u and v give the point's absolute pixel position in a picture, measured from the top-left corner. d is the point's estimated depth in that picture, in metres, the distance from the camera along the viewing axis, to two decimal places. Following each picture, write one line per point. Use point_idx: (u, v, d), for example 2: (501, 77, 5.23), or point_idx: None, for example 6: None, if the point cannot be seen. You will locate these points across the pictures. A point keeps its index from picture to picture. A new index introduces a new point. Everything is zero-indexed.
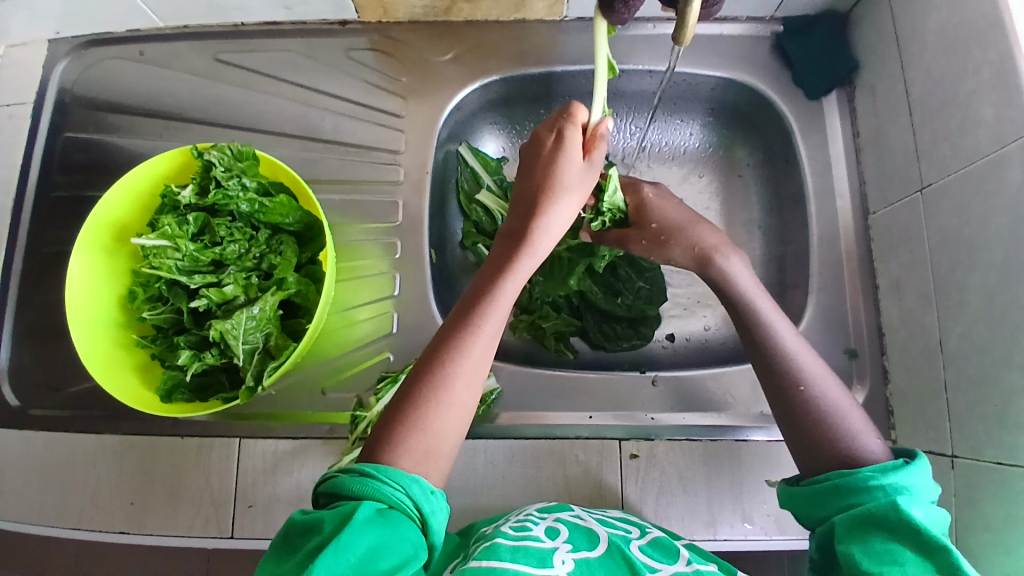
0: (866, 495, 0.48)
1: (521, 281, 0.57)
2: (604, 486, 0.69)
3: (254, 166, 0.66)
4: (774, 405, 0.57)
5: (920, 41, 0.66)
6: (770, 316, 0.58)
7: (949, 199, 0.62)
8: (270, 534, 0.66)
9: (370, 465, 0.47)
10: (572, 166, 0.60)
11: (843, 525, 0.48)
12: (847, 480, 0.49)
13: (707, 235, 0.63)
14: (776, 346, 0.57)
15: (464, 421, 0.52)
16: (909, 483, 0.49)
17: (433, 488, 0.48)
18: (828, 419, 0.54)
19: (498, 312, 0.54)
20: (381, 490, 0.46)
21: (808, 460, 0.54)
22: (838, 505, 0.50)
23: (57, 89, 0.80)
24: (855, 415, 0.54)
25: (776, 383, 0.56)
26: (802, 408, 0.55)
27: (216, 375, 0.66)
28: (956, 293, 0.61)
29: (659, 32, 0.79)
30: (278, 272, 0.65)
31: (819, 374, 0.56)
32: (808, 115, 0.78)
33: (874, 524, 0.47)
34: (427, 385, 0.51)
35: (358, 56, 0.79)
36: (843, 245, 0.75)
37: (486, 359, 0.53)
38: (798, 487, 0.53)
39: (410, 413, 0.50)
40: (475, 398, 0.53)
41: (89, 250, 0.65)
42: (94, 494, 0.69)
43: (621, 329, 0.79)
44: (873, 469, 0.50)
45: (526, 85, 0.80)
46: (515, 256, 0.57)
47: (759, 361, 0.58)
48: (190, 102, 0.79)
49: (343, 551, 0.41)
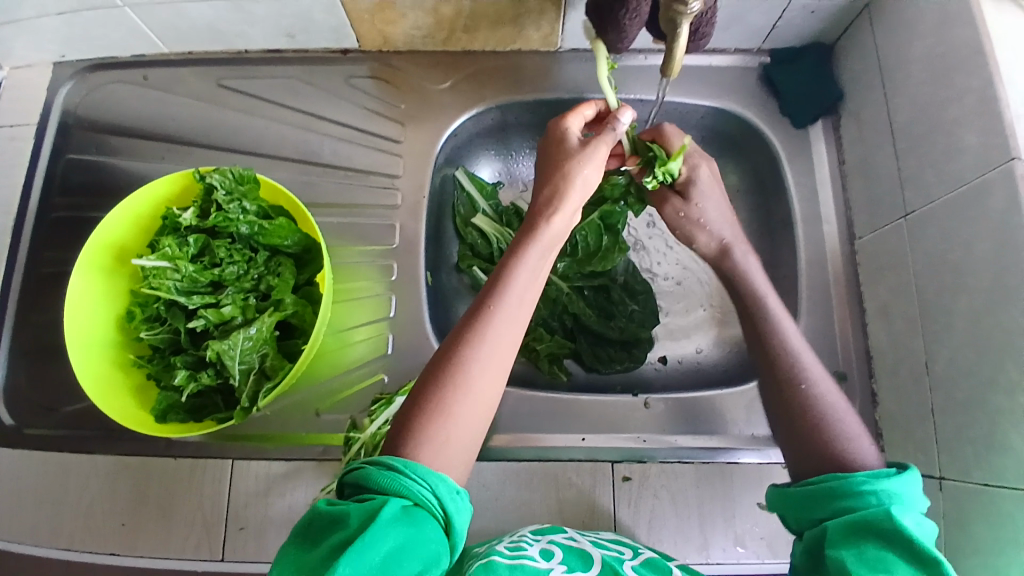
0: (860, 500, 0.49)
1: (538, 266, 0.56)
2: (597, 508, 0.69)
3: (255, 190, 0.67)
4: (774, 399, 0.60)
5: (903, 73, 0.69)
6: (778, 315, 0.62)
7: (934, 225, 0.64)
8: (261, 556, 0.66)
9: (398, 459, 0.46)
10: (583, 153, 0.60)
11: (836, 531, 0.49)
12: (842, 483, 0.51)
13: (736, 228, 0.69)
14: (783, 341, 0.61)
15: (488, 410, 0.52)
16: (901, 492, 0.49)
17: (459, 488, 0.47)
18: (823, 422, 0.56)
19: (516, 296, 0.54)
20: (408, 486, 0.45)
21: (802, 461, 0.56)
22: (831, 508, 0.51)
23: (61, 112, 0.82)
24: (852, 419, 0.56)
25: (779, 380, 0.59)
26: (801, 407, 0.57)
27: (212, 395, 0.66)
28: (943, 316, 0.62)
29: (650, 63, 0.81)
30: (276, 293, 0.66)
31: (820, 375, 0.59)
32: (795, 143, 0.80)
33: (866, 532, 0.48)
34: (446, 372, 0.50)
35: (359, 83, 0.81)
36: (831, 269, 0.76)
37: (509, 346, 0.53)
38: (791, 489, 0.54)
39: (429, 402, 0.49)
40: (499, 384, 0.52)
41: (88, 270, 0.66)
42: (85, 514, 0.69)
43: (614, 351, 0.80)
44: (866, 475, 0.51)
45: (521, 112, 0.82)
46: (524, 243, 0.56)
47: (763, 360, 0.61)
48: (192, 126, 0.81)
49: (367, 549, 0.41)
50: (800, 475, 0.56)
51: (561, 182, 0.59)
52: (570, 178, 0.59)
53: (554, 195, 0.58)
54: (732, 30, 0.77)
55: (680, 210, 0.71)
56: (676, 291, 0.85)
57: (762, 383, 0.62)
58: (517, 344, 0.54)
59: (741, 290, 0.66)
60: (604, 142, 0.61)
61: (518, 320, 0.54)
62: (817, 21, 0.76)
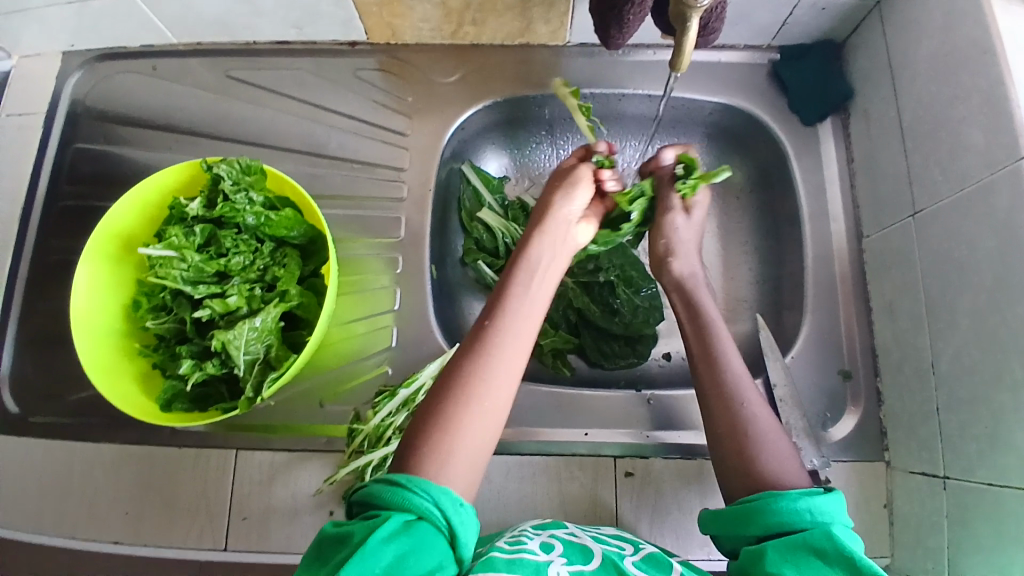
0: (793, 517, 0.49)
1: (534, 284, 0.59)
2: (599, 502, 0.69)
3: (261, 180, 0.67)
4: (715, 422, 0.59)
5: (912, 70, 0.68)
6: (726, 340, 0.63)
7: (939, 224, 0.64)
8: (264, 545, 0.67)
9: (400, 475, 0.48)
10: (565, 188, 0.66)
11: (776, 550, 0.48)
12: (773, 501, 0.51)
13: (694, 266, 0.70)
14: (725, 367, 0.61)
15: (496, 422, 0.52)
16: (831, 508, 0.50)
17: (463, 500, 0.47)
18: (755, 443, 0.57)
19: (513, 312, 0.56)
20: (411, 500, 0.46)
21: (725, 480, 0.57)
22: (761, 526, 0.50)
23: (69, 101, 0.82)
24: (782, 444, 0.57)
25: (719, 401, 0.60)
26: (735, 428, 0.58)
27: (217, 385, 0.66)
28: (947, 316, 0.62)
29: (658, 58, 0.81)
30: (281, 284, 0.65)
31: (757, 399, 0.60)
32: (804, 140, 0.80)
33: (808, 550, 0.47)
34: (454, 386, 0.52)
35: (365, 76, 0.81)
36: (838, 268, 0.76)
37: (514, 360, 0.54)
38: (725, 509, 0.54)
39: (436, 415, 0.51)
40: (505, 397, 0.52)
41: (96, 258, 0.66)
42: (90, 500, 0.69)
43: (618, 347, 0.80)
44: (798, 492, 0.51)
45: (528, 107, 0.82)
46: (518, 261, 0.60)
47: (706, 378, 0.62)
48: (199, 117, 0.81)
49: (368, 562, 0.42)
50: (730, 498, 0.56)
51: (545, 214, 0.64)
52: (556, 208, 0.64)
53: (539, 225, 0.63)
54: (739, 26, 0.77)
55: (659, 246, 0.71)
56: None
57: (703, 401, 0.61)
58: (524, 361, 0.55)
59: (695, 315, 0.66)
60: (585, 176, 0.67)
61: (519, 335, 0.55)
62: (827, 18, 0.75)
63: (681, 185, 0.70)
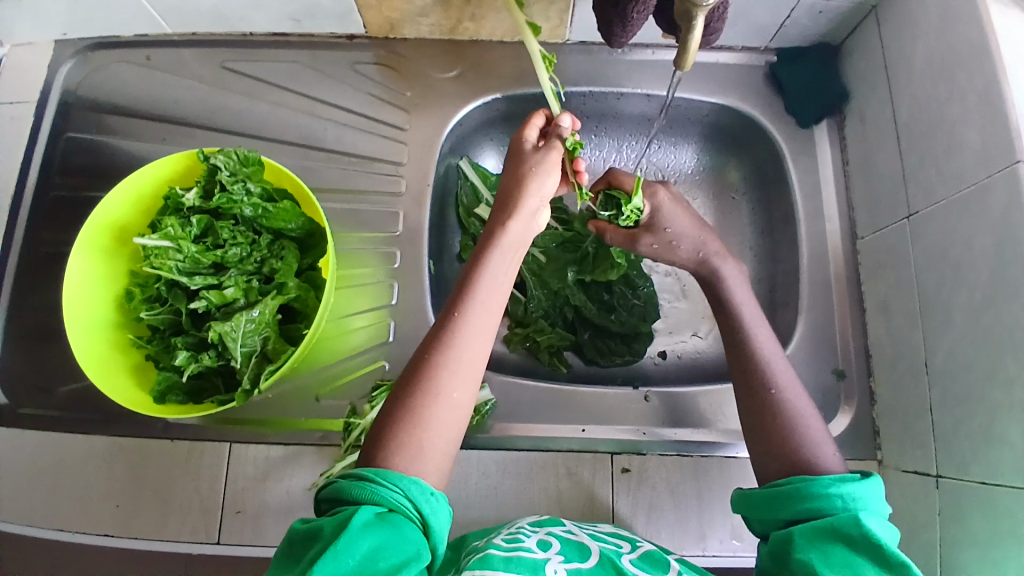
0: (825, 502, 0.51)
1: (503, 270, 0.57)
2: (596, 499, 0.69)
3: (259, 171, 0.66)
4: (745, 404, 0.60)
5: (908, 73, 0.69)
6: (750, 323, 0.63)
7: (934, 224, 0.65)
8: (259, 541, 0.66)
9: (368, 469, 0.48)
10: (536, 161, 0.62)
11: (803, 535, 0.50)
12: (806, 486, 0.52)
13: (709, 239, 0.68)
14: (753, 351, 0.61)
15: (462, 413, 0.52)
16: (865, 494, 0.51)
17: (433, 489, 0.48)
18: (791, 428, 0.57)
19: (481, 301, 0.55)
20: (381, 494, 0.46)
21: (765, 466, 0.57)
22: (791, 511, 0.52)
23: (62, 91, 0.81)
24: (817, 428, 0.58)
25: (752, 385, 0.60)
26: (772, 412, 0.58)
27: (211, 377, 0.65)
28: (942, 314, 0.63)
29: (657, 58, 0.82)
30: (279, 276, 0.65)
31: (790, 383, 0.60)
32: (800, 140, 0.81)
33: (834, 535, 0.49)
34: (418, 381, 0.51)
35: (364, 70, 0.81)
36: (833, 268, 0.77)
37: (479, 351, 0.54)
38: (756, 491, 0.55)
39: (402, 409, 0.50)
40: (471, 389, 0.53)
41: (88, 248, 0.65)
42: (80, 496, 0.68)
43: (615, 344, 0.80)
44: (832, 477, 0.52)
45: (526, 103, 0.82)
46: (490, 242, 0.57)
47: (736, 360, 0.62)
48: (195, 109, 0.80)
49: (343, 555, 0.43)
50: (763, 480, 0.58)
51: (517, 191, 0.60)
52: (527, 184, 0.60)
53: (512, 202, 0.59)
54: (739, 27, 0.78)
55: (652, 244, 0.69)
56: (674, 287, 0.86)
57: (734, 383, 0.62)
58: (489, 348, 0.55)
59: (718, 296, 0.66)
60: (556, 150, 0.63)
61: (485, 325, 0.55)
62: (824, 21, 0.76)
63: (625, 217, 0.69)
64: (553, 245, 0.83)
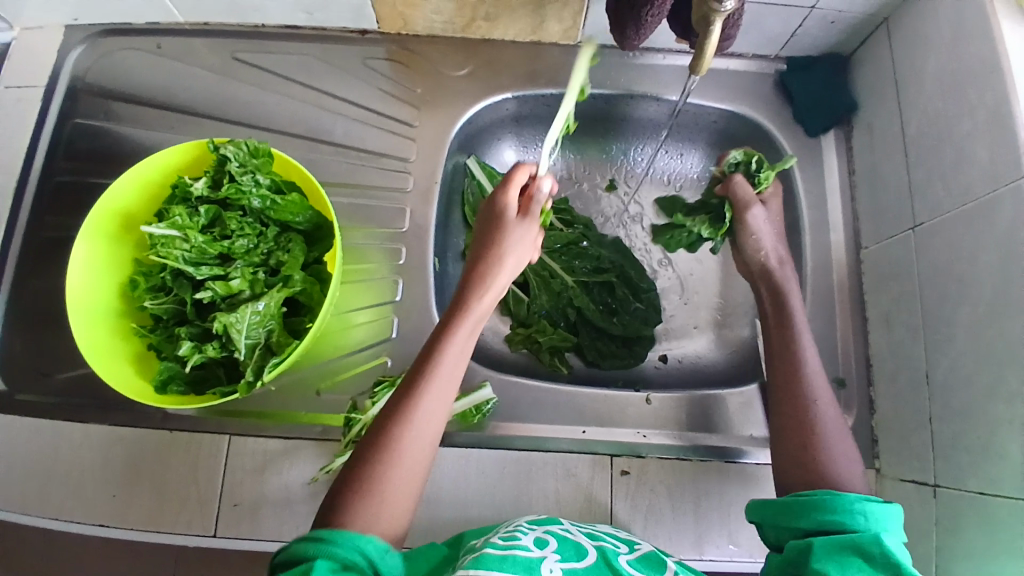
0: (848, 518, 0.51)
1: (467, 340, 0.57)
2: (594, 500, 0.69)
3: (268, 163, 0.66)
4: (779, 414, 0.61)
5: (918, 86, 0.70)
6: (804, 343, 0.64)
7: (939, 237, 0.65)
8: (255, 533, 0.66)
9: (321, 531, 0.47)
10: (514, 229, 0.62)
11: (823, 546, 0.49)
12: (832, 500, 0.52)
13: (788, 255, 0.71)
14: (799, 366, 0.62)
15: (420, 482, 0.53)
16: (885, 516, 0.51)
17: (387, 546, 0.48)
18: (822, 441, 0.58)
19: (447, 372, 0.55)
20: (337, 551, 0.45)
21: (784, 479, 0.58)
22: (814, 521, 0.52)
23: (70, 76, 0.81)
24: (845, 443, 0.58)
25: (789, 397, 0.61)
26: (810, 425, 0.59)
27: (214, 368, 0.65)
28: (944, 328, 0.63)
29: (667, 62, 0.82)
30: (285, 269, 0.64)
31: (825, 399, 0.61)
32: (808, 149, 0.81)
33: (854, 549, 0.48)
34: (380, 450, 0.51)
35: (374, 65, 0.81)
36: (836, 277, 0.77)
37: (439, 420, 0.54)
38: (776, 498, 0.55)
39: (362, 477, 0.50)
40: (428, 457, 0.53)
41: (94, 235, 0.65)
42: (75, 484, 0.68)
43: (615, 347, 0.80)
44: (858, 495, 0.52)
45: (537, 104, 0.82)
46: (460, 310, 0.58)
47: (782, 372, 0.63)
48: (203, 98, 0.80)
49: None
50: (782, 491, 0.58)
51: (489, 260, 0.60)
52: (501, 258, 0.61)
53: (485, 274, 0.60)
54: (751, 34, 0.78)
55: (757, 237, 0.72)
56: (677, 292, 0.85)
57: (772, 392, 0.63)
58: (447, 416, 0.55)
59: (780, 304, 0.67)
60: (535, 219, 0.64)
61: (448, 393, 0.55)
62: (835, 31, 0.77)
63: (757, 176, 0.75)
64: (556, 246, 0.83)
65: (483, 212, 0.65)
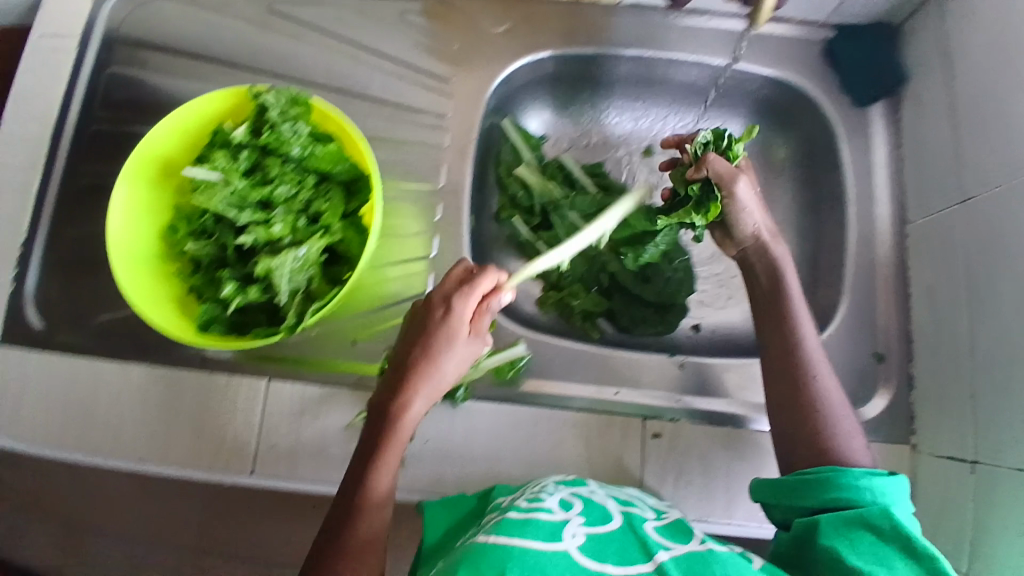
0: (854, 494, 0.51)
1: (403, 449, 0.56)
2: (625, 461, 0.69)
3: (308, 112, 0.65)
4: (776, 386, 0.60)
5: (972, 56, 0.68)
6: (799, 316, 0.62)
7: (988, 210, 0.63)
8: (291, 476, 0.67)
9: None
10: (457, 344, 0.57)
11: (831, 524, 0.50)
12: (836, 477, 0.52)
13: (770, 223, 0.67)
14: (796, 340, 0.61)
15: None
16: (892, 489, 0.51)
17: None
18: (822, 416, 0.57)
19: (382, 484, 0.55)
20: None
21: (787, 452, 0.58)
22: (820, 500, 0.52)
23: (106, 24, 0.80)
24: (846, 418, 0.58)
25: (788, 370, 0.60)
26: (807, 402, 0.58)
27: (255, 313, 0.66)
28: (990, 301, 0.62)
29: (713, 24, 0.80)
30: (325, 218, 0.64)
31: (824, 373, 0.60)
32: (853, 120, 0.78)
33: (863, 525, 0.49)
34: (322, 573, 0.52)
35: (411, 20, 0.80)
36: (879, 250, 0.75)
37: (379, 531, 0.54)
38: (777, 479, 0.55)
39: None
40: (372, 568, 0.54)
41: (136, 178, 0.65)
42: (113, 423, 0.68)
43: (649, 314, 0.79)
44: (863, 470, 0.52)
45: (576, 64, 0.81)
46: (394, 423, 0.55)
47: (775, 348, 0.61)
48: (239, 49, 0.79)
49: None
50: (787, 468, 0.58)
51: (427, 375, 0.56)
52: (440, 368, 0.56)
53: (421, 386, 0.56)
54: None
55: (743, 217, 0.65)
56: (712, 262, 0.85)
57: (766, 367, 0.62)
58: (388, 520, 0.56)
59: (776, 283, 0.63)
60: (483, 324, 0.59)
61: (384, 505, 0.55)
62: None
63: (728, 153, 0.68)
64: None
65: (418, 308, 0.59)
